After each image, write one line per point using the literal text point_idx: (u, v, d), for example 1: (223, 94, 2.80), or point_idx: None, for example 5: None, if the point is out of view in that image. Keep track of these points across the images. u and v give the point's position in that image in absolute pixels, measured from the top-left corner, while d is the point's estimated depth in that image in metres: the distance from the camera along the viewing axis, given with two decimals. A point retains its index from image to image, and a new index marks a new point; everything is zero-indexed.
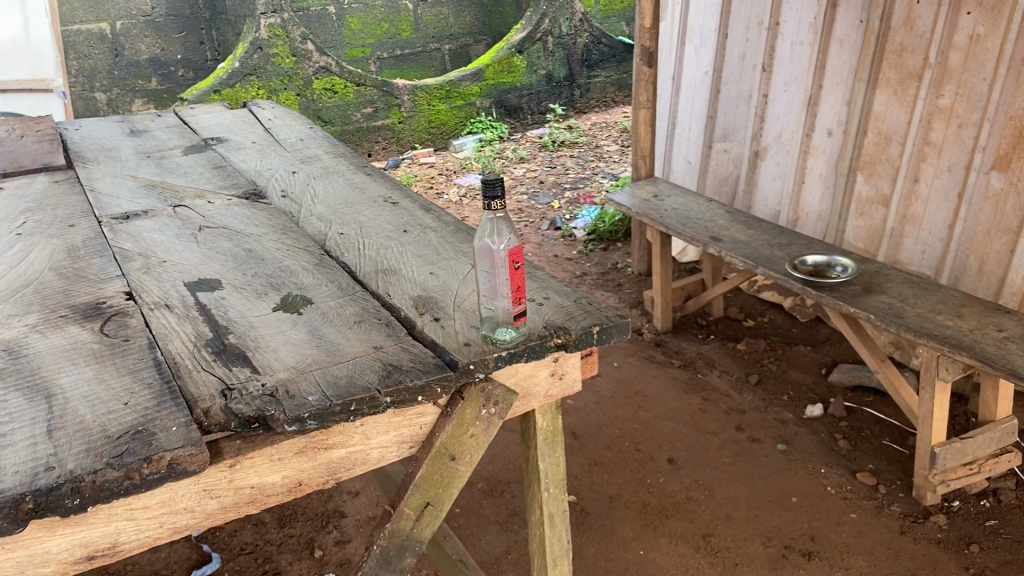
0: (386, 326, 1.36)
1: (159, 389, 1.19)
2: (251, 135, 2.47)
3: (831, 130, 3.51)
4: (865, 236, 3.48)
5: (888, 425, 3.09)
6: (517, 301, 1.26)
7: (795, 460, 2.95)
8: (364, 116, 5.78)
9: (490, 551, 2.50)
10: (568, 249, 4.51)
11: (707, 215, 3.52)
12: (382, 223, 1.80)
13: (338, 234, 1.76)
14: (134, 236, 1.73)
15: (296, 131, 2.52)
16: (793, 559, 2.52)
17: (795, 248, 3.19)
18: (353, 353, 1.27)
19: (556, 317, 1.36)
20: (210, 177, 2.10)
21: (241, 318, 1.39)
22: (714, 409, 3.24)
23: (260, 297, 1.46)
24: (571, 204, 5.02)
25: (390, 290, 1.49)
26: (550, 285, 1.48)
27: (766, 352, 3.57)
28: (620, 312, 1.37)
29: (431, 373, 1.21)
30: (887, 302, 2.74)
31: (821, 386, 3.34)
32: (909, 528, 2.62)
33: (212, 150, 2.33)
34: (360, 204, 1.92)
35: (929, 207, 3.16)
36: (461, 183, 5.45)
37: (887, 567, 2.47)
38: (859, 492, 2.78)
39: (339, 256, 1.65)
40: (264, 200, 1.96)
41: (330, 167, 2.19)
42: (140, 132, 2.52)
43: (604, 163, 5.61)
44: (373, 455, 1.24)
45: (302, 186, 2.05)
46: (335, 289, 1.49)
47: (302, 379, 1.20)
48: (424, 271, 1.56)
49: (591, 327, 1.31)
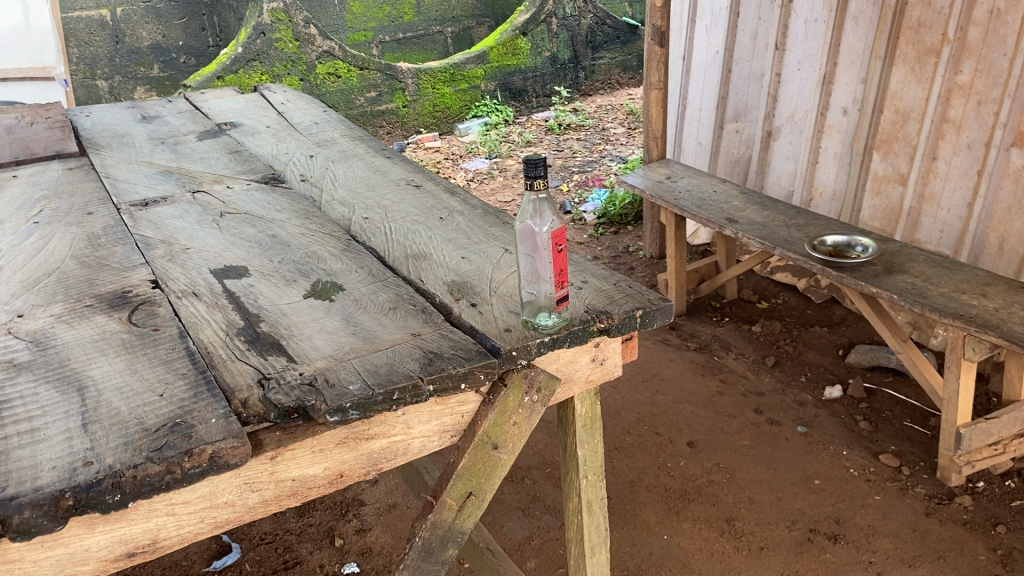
0: (423, 312, 1.32)
1: (194, 379, 1.16)
2: (265, 120, 2.43)
3: (846, 108, 3.46)
4: (881, 216, 3.44)
5: (908, 406, 3.07)
6: (560, 286, 1.23)
7: (816, 442, 2.92)
8: (368, 101, 5.72)
9: (513, 538, 2.47)
10: (579, 232, 4.47)
11: (722, 196, 3.48)
12: (408, 207, 1.77)
13: (363, 218, 1.72)
14: (155, 223, 1.69)
15: (310, 115, 2.48)
16: (819, 542, 2.50)
17: (813, 228, 3.15)
18: (391, 340, 1.24)
19: (597, 301, 1.32)
20: (226, 163, 2.05)
21: (271, 305, 1.35)
22: (732, 392, 3.20)
23: (289, 284, 1.43)
24: (580, 187, 4.98)
25: (423, 275, 1.45)
26: (587, 268, 1.44)
27: (782, 334, 3.54)
28: (661, 295, 1.34)
29: (474, 361, 1.18)
30: (909, 282, 2.70)
31: (840, 367, 3.31)
32: (934, 510, 2.60)
33: (226, 134, 2.28)
34: (382, 188, 1.89)
35: (948, 185, 3.13)
36: (468, 167, 5.41)
37: (914, 549, 2.45)
38: (882, 474, 2.76)
39: (365, 241, 1.61)
40: (284, 185, 1.92)
41: (348, 150, 2.15)
42: (151, 117, 2.47)
43: (611, 146, 5.56)
44: (414, 445, 1.20)
45: (321, 170, 2.01)
46: (365, 275, 1.46)
47: (341, 368, 1.17)
48: (456, 256, 1.52)
49: (634, 311, 1.28)
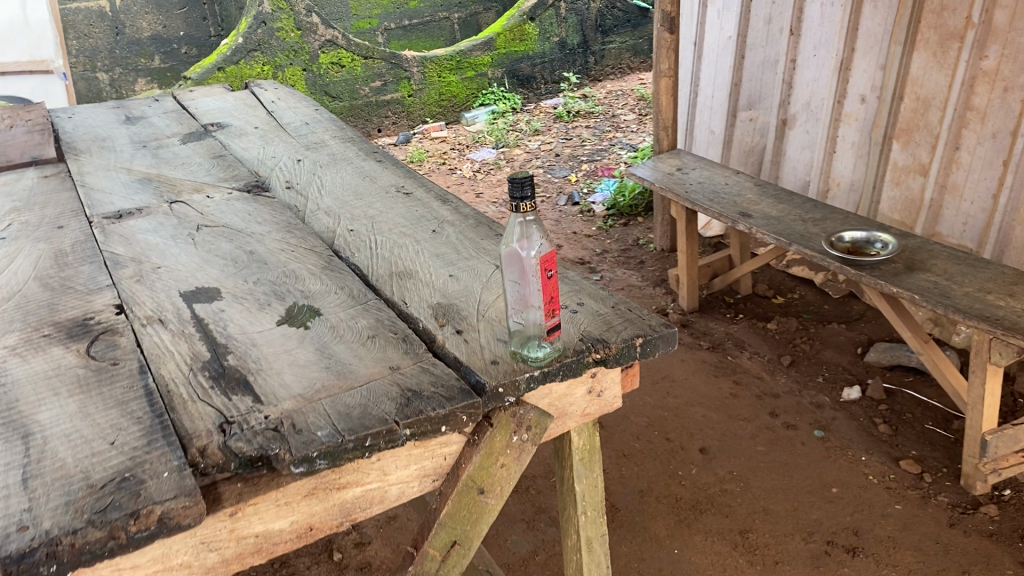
0: (404, 341, 1.22)
1: (150, 425, 1.06)
2: (253, 120, 2.32)
3: (864, 96, 3.32)
4: (901, 208, 3.30)
5: (929, 408, 2.95)
6: (550, 314, 1.12)
7: (833, 447, 2.81)
8: (373, 90, 5.61)
9: (517, 553, 2.38)
10: (587, 224, 4.35)
11: (735, 189, 3.36)
12: (396, 217, 1.66)
13: (348, 230, 1.61)
14: (126, 239, 1.59)
15: (302, 114, 2.37)
16: (836, 555, 2.39)
17: (831, 222, 3.02)
18: (367, 375, 1.13)
19: (593, 327, 1.21)
20: (209, 168, 1.95)
21: (241, 334, 1.25)
22: (746, 393, 3.09)
23: (262, 308, 1.32)
24: (589, 177, 4.86)
25: (406, 296, 1.35)
26: (584, 288, 1.33)
27: (798, 331, 3.42)
28: (664, 320, 1.22)
29: (455, 400, 1.07)
30: (931, 281, 2.58)
31: (858, 366, 3.19)
32: (957, 520, 2.50)
33: (212, 137, 2.18)
34: (370, 195, 1.78)
35: (972, 175, 3.00)
36: (474, 157, 5.30)
37: (936, 562, 2.35)
38: (903, 482, 2.65)
39: (348, 257, 1.50)
40: (267, 193, 1.81)
41: (337, 153, 2.04)
42: (136, 118, 2.37)
43: (621, 133, 5.42)
44: (392, 492, 1.10)
45: (307, 175, 1.91)
46: (345, 296, 1.35)
47: (310, 410, 1.07)
48: (443, 274, 1.41)
49: (633, 339, 1.17)
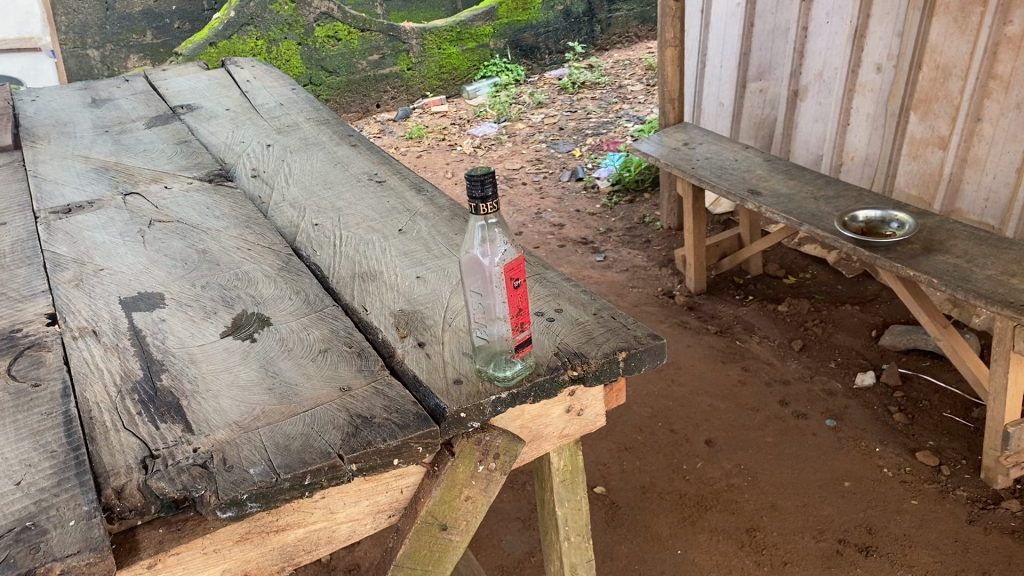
0: (359, 356, 1.09)
1: (64, 460, 0.93)
2: (225, 101, 2.18)
3: (879, 65, 3.15)
4: (918, 182, 3.14)
5: (947, 395, 2.81)
6: (519, 327, 0.98)
7: (846, 438, 2.68)
8: (371, 64, 5.45)
9: (512, 553, 2.26)
10: (591, 202, 4.20)
11: (743, 164, 3.20)
12: (365, 209, 1.53)
13: (312, 225, 1.48)
14: (71, 236, 1.46)
15: (277, 95, 2.23)
16: (849, 555, 2.27)
17: (844, 200, 2.86)
18: (313, 399, 1.00)
19: (571, 339, 1.08)
20: (171, 156, 1.81)
21: (180, 349, 1.13)
22: (755, 381, 2.95)
23: (207, 318, 1.19)
24: (593, 152, 4.70)
25: (367, 302, 1.21)
26: (564, 292, 1.19)
27: (810, 314, 3.27)
28: (652, 330, 1.08)
29: (409, 429, 0.94)
30: (951, 264, 2.43)
31: (872, 350, 3.05)
32: (977, 516, 2.37)
33: (179, 120, 2.05)
34: (341, 185, 1.65)
35: (995, 149, 2.84)
36: (475, 132, 5.15)
37: (955, 563, 2.23)
38: (920, 475, 2.52)
39: (309, 255, 1.37)
40: (231, 182, 1.68)
41: (310, 138, 1.91)
42: (102, 101, 2.24)
43: (628, 105, 5.24)
44: (341, 531, 0.99)
45: (275, 163, 1.77)
46: (300, 302, 1.22)
47: (244, 442, 0.94)
48: (410, 275, 1.28)
49: (615, 354, 1.04)
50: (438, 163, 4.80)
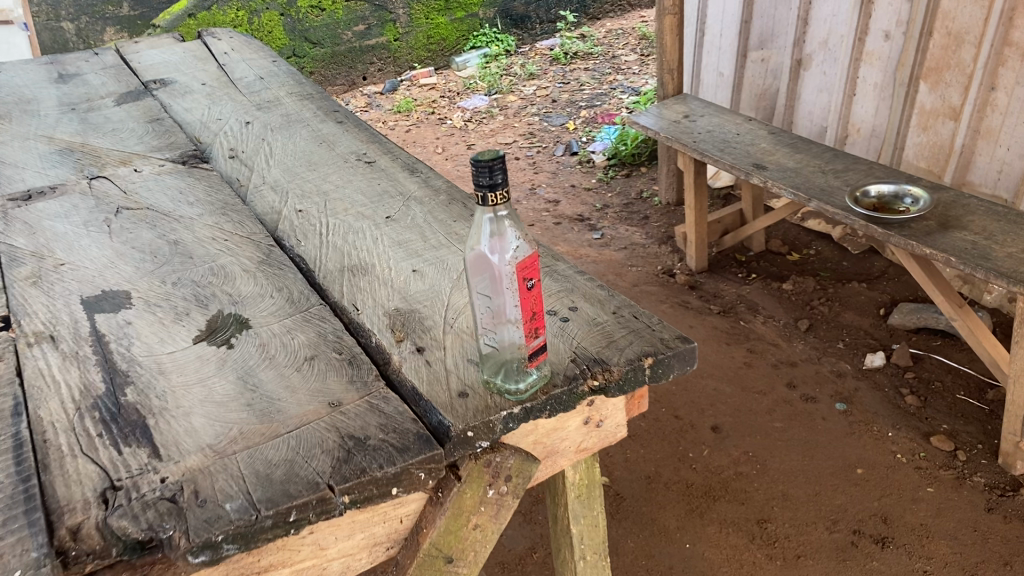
0: (350, 365, 0.96)
1: (11, 494, 0.81)
2: (201, 75, 2.04)
3: (888, 32, 3.01)
4: (927, 154, 3.02)
5: (960, 375, 2.71)
6: (532, 333, 0.86)
7: (857, 422, 2.58)
8: (356, 35, 5.28)
9: (513, 551, 2.15)
10: (587, 177, 4.06)
11: (747, 137, 3.07)
12: (354, 193, 1.40)
13: (296, 211, 1.35)
14: (30, 226, 1.33)
15: (257, 67, 2.08)
16: (864, 547, 2.18)
17: (854, 174, 2.74)
18: (297, 417, 0.88)
19: (590, 343, 0.96)
20: (142, 135, 1.67)
21: (148, 358, 1.00)
22: (760, 363, 2.85)
23: (177, 321, 1.07)
24: (588, 125, 4.56)
25: (359, 300, 1.09)
26: (578, 287, 1.07)
27: (816, 292, 3.16)
28: (679, 331, 0.96)
29: (410, 453, 0.82)
30: (969, 241, 2.33)
31: (881, 330, 2.94)
32: (996, 504, 2.28)
33: (151, 97, 1.90)
34: (326, 166, 1.52)
35: (1009, 120, 2.72)
36: (466, 105, 5.00)
37: (974, 554, 2.14)
38: (935, 461, 2.42)
39: (293, 246, 1.24)
40: (207, 163, 1.54)
41: (293, 114, 1.78)
42: (69, 76, 2.09)
43: (622, 76, 5.08)
44: (333, 567, 0.87)
45: (255, 141, 1.64)
46: (282, 302, 1.09)
47: (220, 469, 0.82)
48: (405, 268, 1.15)
49: (640, 360, 0.92)
50: (428, 137, 4.65)
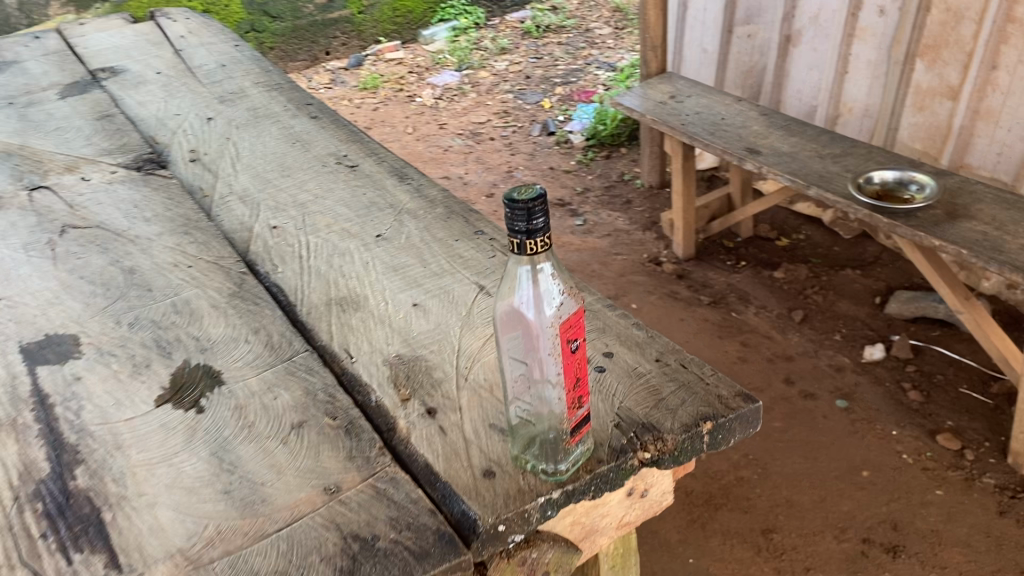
0: (347, 435, 0.80)
1: None
2: (155, 63, 1.84)
3: (883, 6, 2.75)
4: (923, 135, 2.77)
5: (962, 368, 2.60)
6: (576, 404, 0.70)
7: (859, 420, 2.46)
8: (318, 8, 5.01)
9: None
10: (565, 158, 3.90)
11: (738, 119, 2.91)
12: (336, 205, 1.23)
13: (270, 227, 1.18)
14: None
15: (217, 54, 1.89)
16: (875, 557, 2.07)
17: (853, 158, 2.60)
18: (288, 510, 0.72)
19: (635, 402, 0.81)
20: (90, 136, 1.47)
21: (103, 426, 0.83)
22: (755, 356, 2.71)
23: (136, 376, 0.89)
24: (563, 102, 4.39)
25: (351, 344, 0.93)
26: (611, 326, 0.92)
27: (809, 280, 3.04)
28: (738, 387, 0.82)
29: (433, 559, 0.67)
30: (979, 231, 2.19)
31: (878, 320, 2.83)
32: (1008, 507, 2.17)
33: (99, 88, 1.70)
34: (301, 170, 1.35)
35: (1010, 100, 2.49)
36: (436, 81, 4.79)
37: (989, 562, 2.04)
38: (943, 461, 2.31)
39: (269, 273, 1.07)
40: (165, 169, 1.36)
41: (260, 108, 1.59)
42: (6, 64, 1.87)
43: (597, 50, 4.92)
44: None
45: (219, 141, 1.45)
46: (260, 348, 0.92)
47: None
48: (405, 302, 0.99)
49: (699, 426, 0.77)
50: (397, 116, 4.44)
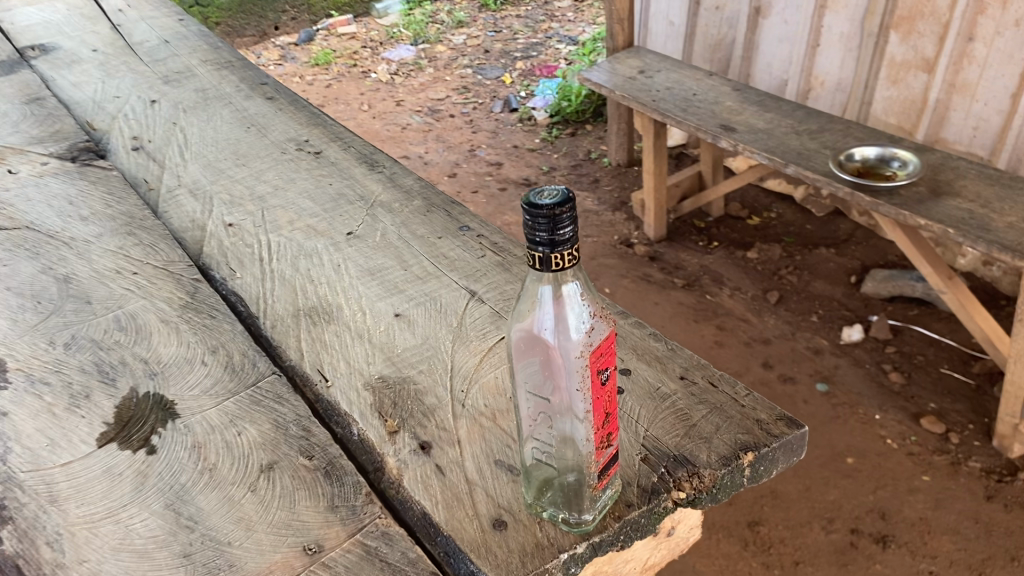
0: (327, 479, 0.68)
1: None
2: (91, 39, 1.67)
3: None
4: (898, 110, 2.53)
5: (943, 349, 2.46)
6: (606, 442, 0.59)
7: (841, 405, 2.28)
8: None
9: None
10: (529, 136, 3.78)
11: (710, 95, 2.78)
12: (299, 198, 1.10)
13: (226, 224, 1.05)
14: None
15: (160, 29, 1.73)
16: (865, 548, 1.88)
17: (831, 134, 2.48)
18: None
19: (662, 430, 0.70)
20: (17, 122, 1.31)
21: (35, 474, 0.69)
22: (732, 341, 2.56)
23: (72, 411, 0.76)
24: (525, 77, 4.25)
25: (325, 365, 0.81)
26: (626, 337, 0.81)
27: (783, 260, 2.93)
28: (776, 410, 0.72)
29: None
30: (965, 210, 2.04)
31: (854, 300, 2.70)
32: (996, 492, 1.98)
33: (29, 68, 1.53)
34: (257, 158, 1.21)
35: (988, 72, 2.26)
36: (390, 56, 4.63)
37: (979, 550, 1.85)
38: (927, 445, 2.12)
39: (225, 279, 0.95)
40: (104, 160, 1.21)
41: (209, 88, 1.44)
42: None
43: (557, 24, 4.78)
44: None
45: (165, 127, 1.31)
46: (219, 372, 0.79)
47: None
48: (386, 312, 0.87)
49: (740, 458, 0.67)
50: (351, 93, 4.27)
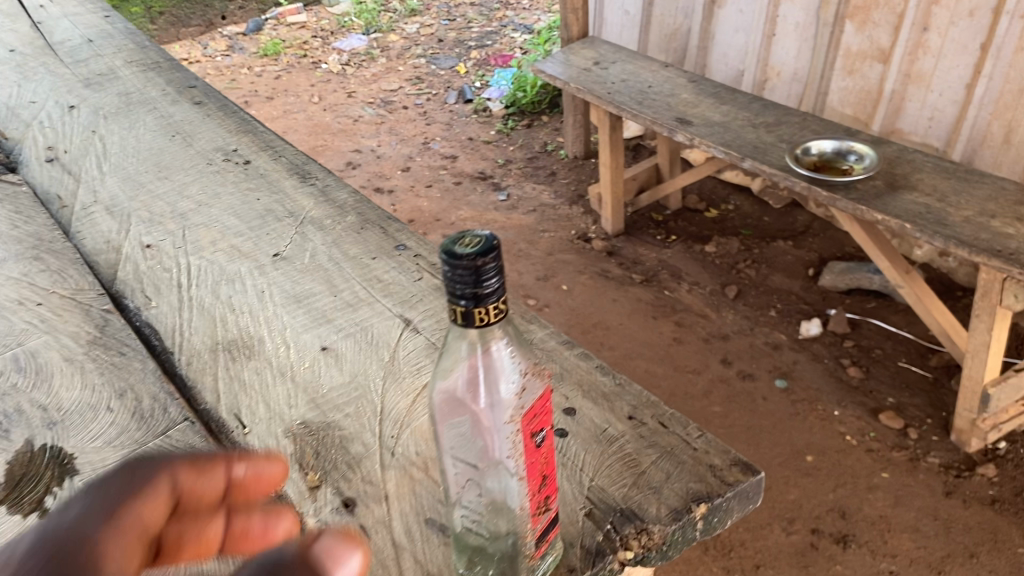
0: None
1: None
2: (9, 39, 1.57)
3: None
4: (853, 101, 2.49)
5: (900, 342, 2.44)
6: (541, 506, 0.54)
7: (801, 402, 2.25)
8: None
9: None
10: (484, 128, 3.70)
11: (666, 87, 2.72)
12: (224, 214, 1.02)
13: (144, 245, 0.97)
14: None
15: (84, 27, 1.63)
16: (825, 549, 1.85)
17: (787, 127, 2.44)
18: None
19: (609, 480, 0.64)
20: None
21: None
22: (691, 338, 2.52)
23: None
24: (479, 67, 4.17)
25: (244, 409, 0.74)
26: (572, 371, 0.75)
27: (741, 253, 2.90)
28: (729, 454, 0.67)
29: None
30: (921, 203, 2.00)
31: (813, 293, 2.68)
32: (954, 487, 1.96)
33: None
34: (180, 171, 1.13)
35: (942, 62, 2.22)
36: (342, 46, 4.52)
37: (938, 547, 1.82)
38: (887, 441, 2.09)
39: (139, 309, 0.87)
40: (15, 173, 1.12)
41: (134, 92, 1.35)
42: None
43: (512, 12, 4.70)
44: None
45: (84, 135, 1.22)
46: (125, 420, 0.72)
47: None
48: (311, 345, 0.80)
49: (692, 511, 0.62)
50: (301, 85, 4.16)
